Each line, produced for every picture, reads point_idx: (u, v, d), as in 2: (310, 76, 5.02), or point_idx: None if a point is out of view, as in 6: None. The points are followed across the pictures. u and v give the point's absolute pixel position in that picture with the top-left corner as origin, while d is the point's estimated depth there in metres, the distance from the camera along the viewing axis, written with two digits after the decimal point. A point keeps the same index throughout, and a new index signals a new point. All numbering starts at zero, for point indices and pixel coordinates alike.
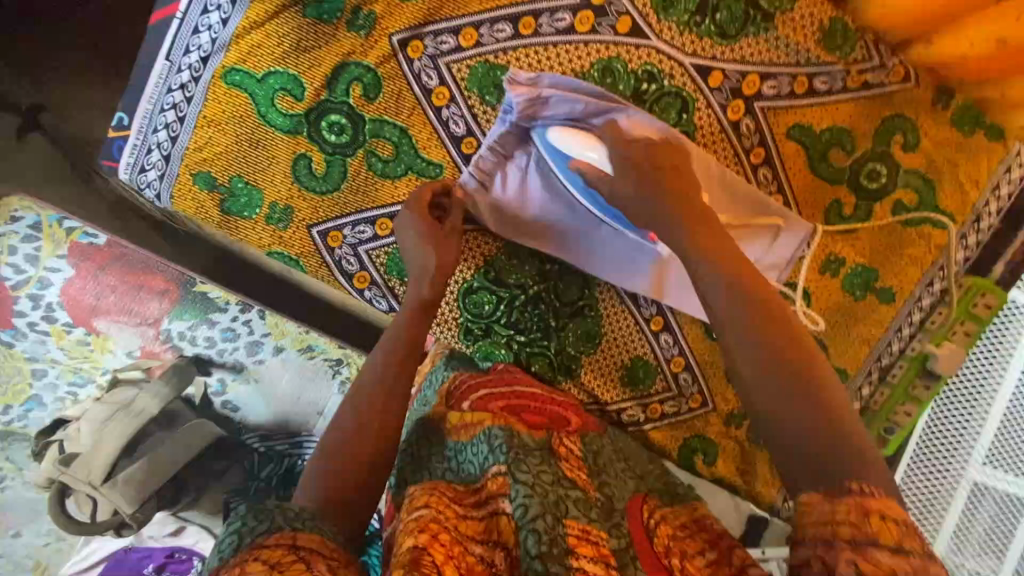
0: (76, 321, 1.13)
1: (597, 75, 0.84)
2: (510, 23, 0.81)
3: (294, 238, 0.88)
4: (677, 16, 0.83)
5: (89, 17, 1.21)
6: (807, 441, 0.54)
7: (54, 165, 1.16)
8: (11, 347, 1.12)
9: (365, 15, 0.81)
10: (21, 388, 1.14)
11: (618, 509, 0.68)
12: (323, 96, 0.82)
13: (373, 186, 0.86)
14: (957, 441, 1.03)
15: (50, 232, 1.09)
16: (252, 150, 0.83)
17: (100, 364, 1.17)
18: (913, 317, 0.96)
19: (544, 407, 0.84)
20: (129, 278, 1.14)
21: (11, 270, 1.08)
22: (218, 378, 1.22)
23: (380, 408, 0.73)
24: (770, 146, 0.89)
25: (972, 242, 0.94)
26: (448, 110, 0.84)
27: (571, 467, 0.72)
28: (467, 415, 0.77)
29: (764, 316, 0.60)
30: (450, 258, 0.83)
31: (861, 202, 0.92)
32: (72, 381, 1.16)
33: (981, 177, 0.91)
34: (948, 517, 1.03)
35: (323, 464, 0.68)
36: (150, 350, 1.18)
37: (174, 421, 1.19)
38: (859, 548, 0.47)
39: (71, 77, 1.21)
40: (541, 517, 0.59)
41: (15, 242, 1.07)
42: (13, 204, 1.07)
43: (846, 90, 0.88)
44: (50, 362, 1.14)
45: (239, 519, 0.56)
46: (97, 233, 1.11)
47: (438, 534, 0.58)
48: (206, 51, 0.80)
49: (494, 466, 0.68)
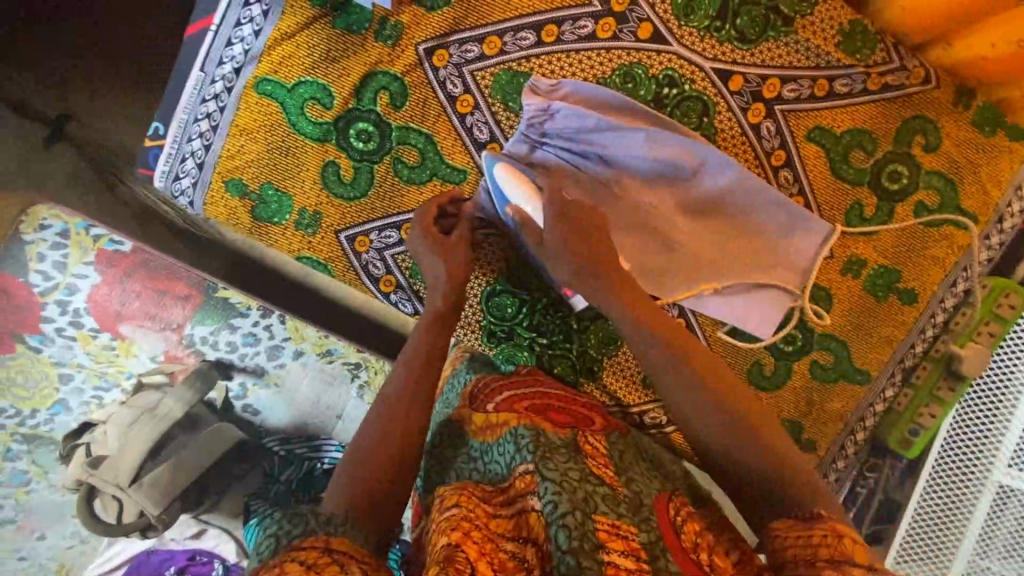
0: (102, 326, 1.18)
1: (619, 81, 0.86)
2: (534, 31, 0.83)
3: (322, 243, 0.89)
4: (697, 22, 0.84)
5: (110, 28, 1.24)
6: (761, 475, 0.65)
7: (79, 173, 1.25)
8: (40, 352, 1.17)
9: (391, 25, 0.83)
10: (49, 392, 1.17)
11: (646, 504, 0.67)
12: (351, 105, 0.84)
13: (398, 192, 0.88)
14: (982, 443, 1.00)
15: (78, 240, 1.17)
16: (282, 158, 0.85)
17: (124, 369, 1.18)
18: (936, 318, 0.96)
19: (568, 407, 0.84)
20: (152, 284, 1.19)
21: (40, 278, 1.16)
22: (239, 382, 1.21)
23: (402, 416, 0.73)
24: (791, 148, 0.90)
25: (995, 242, 0.94)
26: (472, 116, 0.86)
27: (597, 464, 0.72)
28: (492, 416, 0.78)
29: (702, 379, 0.71)
30: (462, 265, 0.81)
31: (882, 203, 0.92)
32: (98, 385, 1.18)
33: (1003, 178, 0.92)
34: (975, 522, 0.99)
35: (346, 474, 0.70)
36: (174, 354, 1.19)
37: (196, 425, 1.19)
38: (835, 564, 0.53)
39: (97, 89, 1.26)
40: (571, 514, 0.60)
41: (44, 249, 1.16)
42: (43, 213, 1.17)
43: (866, 93, 0.88)
44: (76, 366, 1.17)
45: (276, 523, 0.58)
46: (122, 240, 1.18)
47: (470, 531, 0.61)
48: (239, 62, 0.83)
49: (521, 465, 0.69)
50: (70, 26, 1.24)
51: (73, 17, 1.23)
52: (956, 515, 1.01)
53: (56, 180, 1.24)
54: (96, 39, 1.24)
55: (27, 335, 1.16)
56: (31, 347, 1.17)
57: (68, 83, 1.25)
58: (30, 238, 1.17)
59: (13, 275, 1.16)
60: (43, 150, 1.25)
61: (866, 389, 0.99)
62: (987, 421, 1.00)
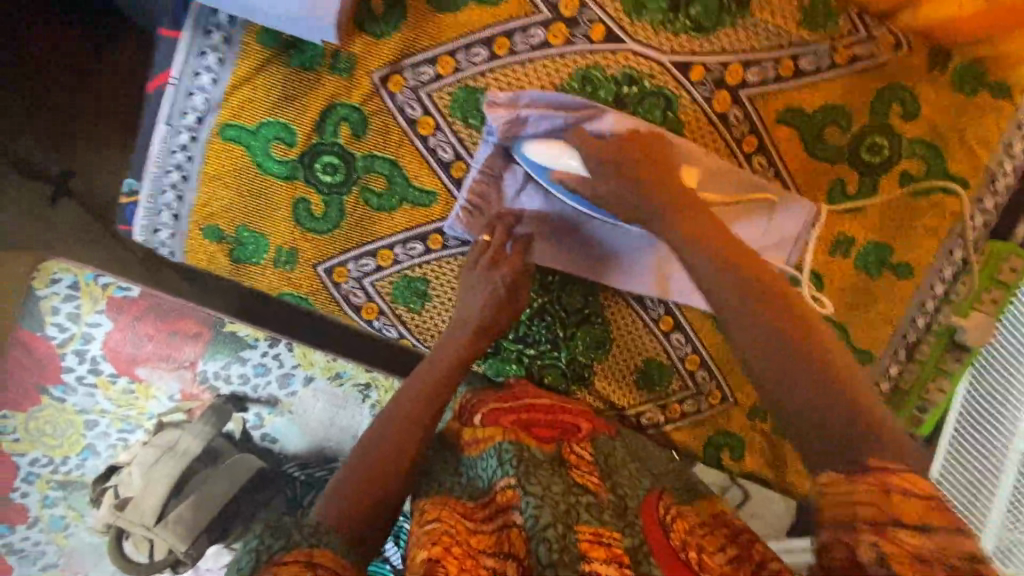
0: (120, 371, 1.21)
1: (577, 85, 0.85)
2: (485, 46, 0.83)
3: (302, 277, 0.90)
4: (651, 17, 0.83)
5: (78, 66, 1.23)
6: None
7: (82, 223, 1.25)
8: (64, 402, 1.21)
9: (344, 58, 0.84)
10: (76, 439, 1.21)
11: (631, 507, 0.69)
12: (314, 140, 0.86)
13: (370, 221, 0.89)
14: (999, 412, 0.96)
15: (89, 290, 1.20)
16: (254, 200, 0.87)
17: (145, 410, 1.22)
18: (936, 290, 0.93)
19: (555, 420, 0.83)
20: (163, 326, 1.21)
21: (56, 330, 1.19)
22: (255, 412, 1.23)
23: (396, 449, 0.73)
24: (762, 133, 0.88)
25: (990, 205, 0.91)
26: (434, 137, 0.86)
27: (581, 473, 0.72)
28: (478, 430, 0.77)
29: (725, 258, 0.62)
30: (500, 321, 0.85)
31: (864, 177, 0.89)
32: (122, 428, 1.22)
33: (992, 138, 0.88)
34: (1001, 494, 0.94)
35: (351, 474, 0.70)
36: (190, 392, 1.22)
37: (217, 458, 1.20)
38: (880, 528, 0.46)
39: (90, 140, 1.25)
40: (552, 527, 0.61)
41: (57, 302, 1.19)
42: (52, 268, 1.19)
43: (835, 67, 0.86)
44: (100, 412, 1.21)
45: (257, 538, 0.57)
46: (129, 286, 1.21)
47: (450, 546, 0.61)
48: (201, 111, 0.84)
49: (502, 480, 0.69)
50: (50, 77, 1.23)
51: (56, 69, 1.23)
52: (980, 488, 0.96)
53: (61, 233, 1.25)
54: (78, 85, 1.23)
55: (50, 386, 1.20)
56: (55, 398, 1.21)
57: (63, 136, 1.24)
58: (43, 293, 1.19)
59: (31, 330, 1.19)
60: (49, 204, 1.24)
61: (867, 370, 0.95)
62: (1002, 388, 0.96)
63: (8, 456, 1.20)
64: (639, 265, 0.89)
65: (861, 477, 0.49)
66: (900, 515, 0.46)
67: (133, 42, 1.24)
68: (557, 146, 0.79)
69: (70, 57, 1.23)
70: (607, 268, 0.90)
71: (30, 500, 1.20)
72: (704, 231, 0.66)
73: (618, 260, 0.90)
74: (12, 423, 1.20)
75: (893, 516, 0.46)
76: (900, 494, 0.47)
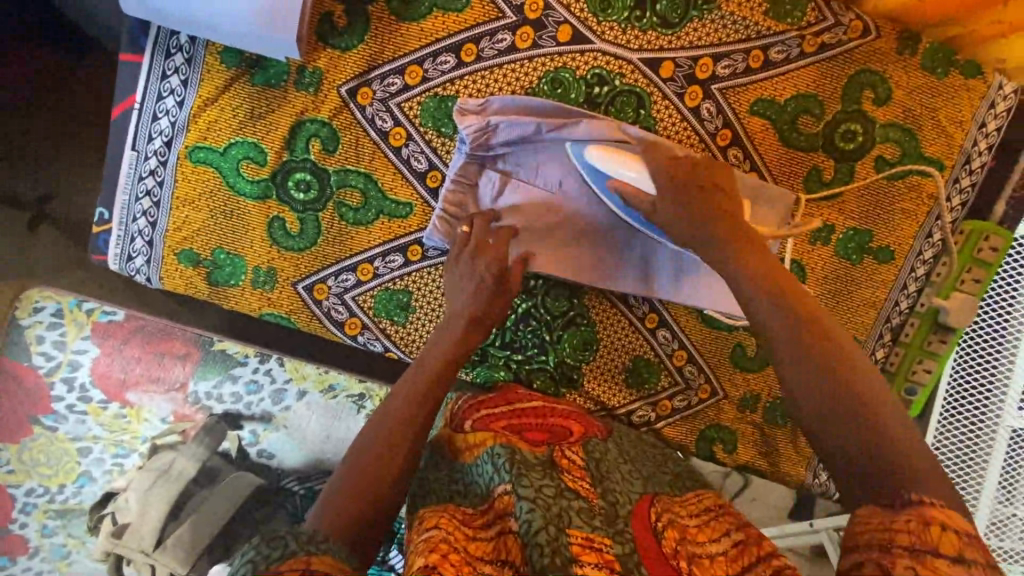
0: (110, 396, 1.19)
1: (547, 88, 0.84)
2: (452, 54, 0.82)
3: (281, 297, 0.88)
4: (616, 15, 0.83)
5: (44, 91, 1.21)
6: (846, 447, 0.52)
7: (60, 248, 1.24)
8: (57, 431, 1.19)
9: (310, 72, 0.83)
10: (72, 466, 1.19)
11: (622, 516, 0.68)
12: (285, 158, 0.84)
13: (347, 236, 0.88)
14: (988, 390, 0.96)
15: (73, 316, 1.19)
16: (227, 222, 0.86)
17: (138, 434, 1.20)
18: (917, 272, 0.93)
19: (547, 424, 0.83)
20: (150, 348, 1.20)
21: (43, 358, 1.18)
22: (251, 429, 1.21)
23: (393, 444, 0.69)
24: (736, 126, 0.87)
25: (967, 184, 0.91)
26: (407, 148, 0.85)
27: (573, 478, 0.71)
28: (470, 436, 0.78)
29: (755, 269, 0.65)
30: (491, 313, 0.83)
31: (840, 164, 0.89)
32: (116, 453, 1.19)
33: (964, 118, 0.88)
34: (992, 470, 0.96)
35: (339, 485, 0.65)
36: (183, 413, 1.20)
37: (214, 477, 1.18)
38: (918, 554, 0.45)
39: (68, 160, 1.22)
40: (545, 530, 0.60)
41: (42, 330, 1.18)
42: (36, 296, 1.18)
43: (804, 56, 0.85)
44: (93, 439, 1.19)
45: (251, 548, 0.53)
46: (115, 310, 1.20)
47: (448, 554, 0.60)
48: (167, 135, 0.83)
49: (499, 486, 0.69)
50: (23, 100, 1.21)
51: (29, 91, 1.20)
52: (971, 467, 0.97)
53: (41, 261, 1.23)
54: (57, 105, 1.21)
55: (42, 416, 1.18)
56: (46, 427, 1.18)
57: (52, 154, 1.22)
58: (27, 322, 1.18)
59: (18, 360, 1.18)
60: (29, 233, 1.22)
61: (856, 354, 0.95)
62: (987, 366, 0.97)
63: (4, 488, 1.18)
64: (622, 261, 0.89)
65: (898, 511, 0.47)
66: (938, 545, 0.45)
67: (99, 65, 1.22)
68: (628, 162, 0.77)
69: (54, 74, 1.21)
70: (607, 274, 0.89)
71: (28, 531, 1.18)
72: (748, 250, 0.68)
73: (606, 254, 0.88)
74: (6, 455, 1.18)
75: (930, 544, 0.45)
76: (939, 526, 0.45)
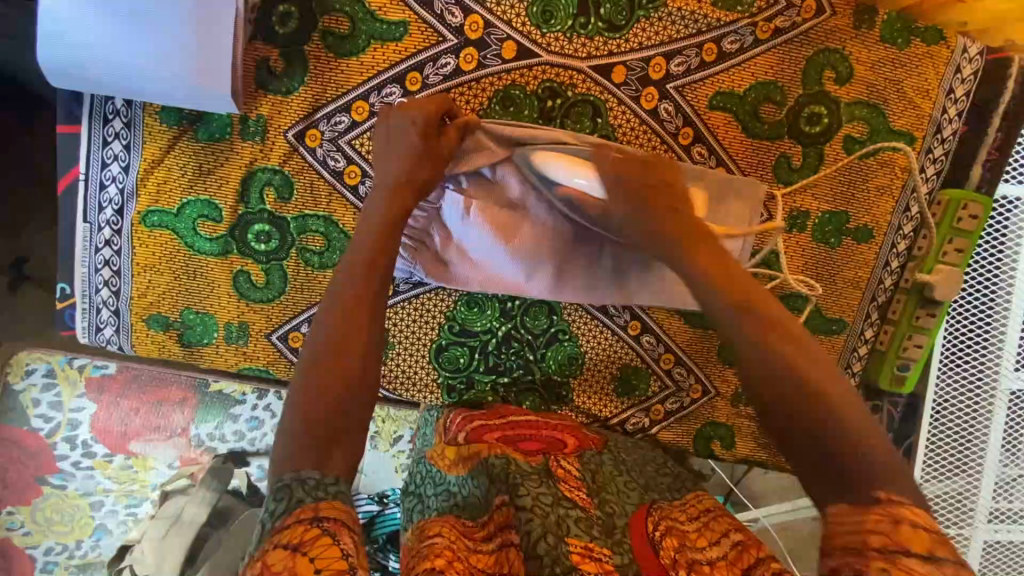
0: (113, 449, 1.17)
1: (499, 107, 0.82)
2: (397, 84, 0.80)
3: (257, 350, 0.87)
4: (560, 25, 0.80)
5: None
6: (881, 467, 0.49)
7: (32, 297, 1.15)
8: (65, 488, 1.17)
9: (254, 121, 0.81)
10: (86, 521, 1.18)
11: (620, 526, 0.66)
12: (241, 211, 0.82)
13: (315, 280, 0.85)
14: (981, 356, 0.95)
15: (66, 375, 1.14)
16: (191, 282, 0.84)
17: (147, 482, 1.19)
18: (898, 247, 0.91)
19: (539, 433, 0.83)
20: (148, 396, 1.17)
21: (42, 420, 1.15)
22: (258, 465, 1.21)
23: (346, 332, 0.63)
24: (697, 122, 0.85)
25: (940, 153, 0.89)
26: (363, 185, 0.83)
27: (569, 487, 0.70)
28: (463, 448, 0.78)
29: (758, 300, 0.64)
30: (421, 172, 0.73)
31: (808, 149, 0.87)
32: (128, 503, 1.19)
33: (931, 87, 0.86)
34: (993, 436, 0.95)
35: (287, 429, 0.58)
36: (188, 457, 1.19)
37: (227, 517, 1.09)
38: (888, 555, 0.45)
39: (21, 209, 1.12)
40: (544, 539, 0.59)
41: (37, 393, 1.14)
42: (25, 358, 1.13)
43: (758, 43, 0.83)
44: (103, 492, 1.18)
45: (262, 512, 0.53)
46: (106, 363, 1.15)
47: (453, 560, 0.59)
48: (118, 203, 0.81)
49: (497, 497, 0.68)
50: None
51: None
52: (973, 435, 0.96)
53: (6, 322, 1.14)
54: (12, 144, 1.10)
55: (49, 476, 1.16)
56: (54, 487, 1.17)
57: (6, 218, 1.12)
58: (21, 387, 1.14)
59: (16, 425, 1.14)
60: (8, 293, 1.14)
61: (844, 336, 0.94)
62: (980, 332, 0.95)
63: (22, 550, 1.17)
64: (593, 266, 0.86)
65: (870, 507, 0.47)
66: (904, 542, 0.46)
67: None
68: (580, 167, 0.74)
69: None
70: (563, 276, 0.86)
71: None
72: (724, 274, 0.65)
73: (576, 258, 0.86)
74: (20, 518, 1.17)
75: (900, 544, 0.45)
76: (909, 525, 0.46)
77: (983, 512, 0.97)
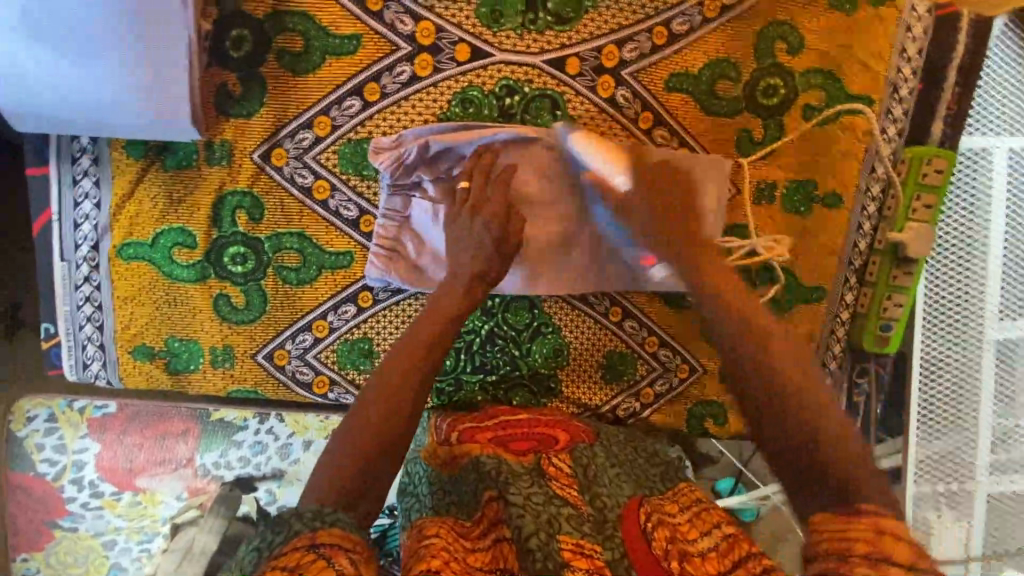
0: (120, 487, 1.17)
1: (459, 110, 0.83)
2: (357, 96, 0.81)
3: (244, 371, 0.88)
4: (510, 24, 0.82)
5: None
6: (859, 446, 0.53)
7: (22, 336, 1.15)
8: (77, 530, 1.17)
9: (220, 146, 0.82)
10: (101, 561, 1.19)
11: (611, 519, 0.67)
12: (214, 235, 0.84)
13: (294, 297, 0.86)
14: (966, 309, 0.95)
15: (67, 417, 1.15)
16: (175, 311, 0.85)
17: (157, 517, 1.19)
18: (868, 210, 0.91)
19: (530, 432, 0.83)
20: (150, 431, 1.16)
21: (48, 464, 1.15)
22: (266, 489, 1.19)
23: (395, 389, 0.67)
24: (655, 105, 0.86)
25: (899, 114, 0.89)
26: (333, 199, 0.84)
27: (561, 485, 0.70)
28: (454, 447, 0.79)
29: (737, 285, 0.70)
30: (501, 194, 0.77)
31: (767, 121, 0.88)
32: (140, 539, 1.19)
33: (883, 49, 0.87)
34: (986, 387, 0.96)
35: (326, 468, 0.62)
36: (195, 487, 1.18)
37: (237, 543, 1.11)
38: (873, 563, 0.48)
39: (17, 226, 1.11)
40: (535, 534, 0.60)
41: (39, 438, 1.14)
42: (25, 405, 1.15)
43: (706, 22, 0.85)
44: (114, 531, 1.18)
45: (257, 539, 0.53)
46: (106, 402, 1.15)
47: (449, 561, 0.59)
48: (93, 239, 0.83)
49: (487, 493, 0.68)
50: None
51: None
52: (966, 388, 0.96)
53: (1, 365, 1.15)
54: None
55: (60, 519, 1.17)
56: (66, 529, 1.17)
57: (7, 218, 1.10)
58: (23, 433, 1.15)
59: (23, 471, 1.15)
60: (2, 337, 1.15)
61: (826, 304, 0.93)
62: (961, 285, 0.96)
63: None
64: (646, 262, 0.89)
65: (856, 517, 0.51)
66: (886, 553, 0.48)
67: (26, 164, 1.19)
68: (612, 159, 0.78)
69: None
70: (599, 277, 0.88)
71: None
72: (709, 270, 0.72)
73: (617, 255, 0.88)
74: (34, 564, 1.18)
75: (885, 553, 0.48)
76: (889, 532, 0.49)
77: (984, 464, 0.97)
